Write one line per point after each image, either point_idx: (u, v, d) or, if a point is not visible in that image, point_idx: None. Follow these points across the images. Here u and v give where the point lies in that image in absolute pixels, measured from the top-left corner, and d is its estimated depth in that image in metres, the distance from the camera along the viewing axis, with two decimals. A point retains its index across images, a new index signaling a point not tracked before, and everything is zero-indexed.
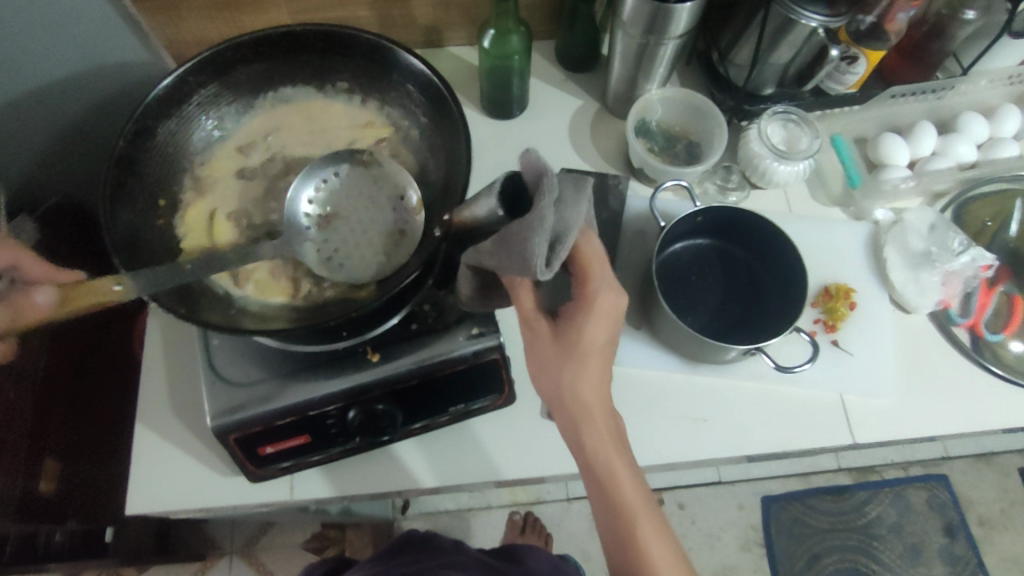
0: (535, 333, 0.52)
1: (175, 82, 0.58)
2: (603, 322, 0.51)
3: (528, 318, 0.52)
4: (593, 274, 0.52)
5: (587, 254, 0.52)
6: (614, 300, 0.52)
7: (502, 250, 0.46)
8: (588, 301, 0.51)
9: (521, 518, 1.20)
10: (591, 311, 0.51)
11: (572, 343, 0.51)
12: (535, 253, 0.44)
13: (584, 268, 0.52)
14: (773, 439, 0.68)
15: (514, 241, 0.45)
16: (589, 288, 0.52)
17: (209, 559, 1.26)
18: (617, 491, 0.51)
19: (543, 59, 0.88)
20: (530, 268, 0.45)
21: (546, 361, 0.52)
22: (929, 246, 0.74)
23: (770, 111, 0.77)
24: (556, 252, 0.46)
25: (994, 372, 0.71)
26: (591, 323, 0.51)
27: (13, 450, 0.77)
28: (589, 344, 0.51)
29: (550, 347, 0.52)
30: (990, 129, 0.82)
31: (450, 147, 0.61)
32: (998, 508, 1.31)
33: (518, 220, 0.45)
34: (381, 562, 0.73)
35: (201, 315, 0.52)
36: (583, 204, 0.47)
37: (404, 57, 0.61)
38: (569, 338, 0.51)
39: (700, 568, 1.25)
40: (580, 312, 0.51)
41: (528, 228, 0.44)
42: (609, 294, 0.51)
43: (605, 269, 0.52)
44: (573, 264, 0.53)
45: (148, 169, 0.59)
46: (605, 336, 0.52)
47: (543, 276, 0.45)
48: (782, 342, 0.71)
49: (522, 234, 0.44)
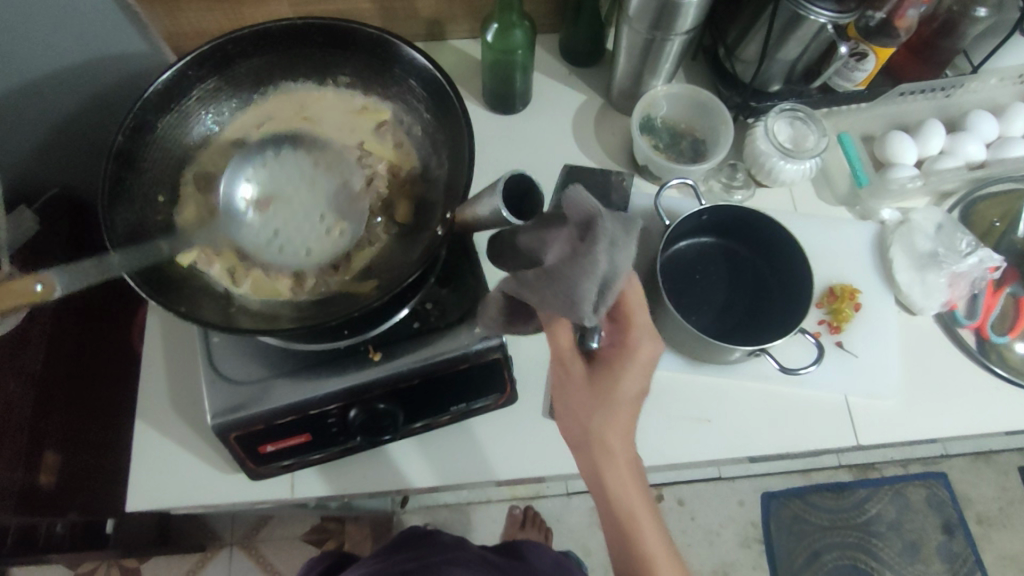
0: (568, 371, 0.51)
1: (174, 76, 0.57)
2: (640, 373, 0.51)
3: (564, 356, 0.51)
4: (635, 322, 0.51)
5: (631, 299, 0.51)
6: (654, 350, 0.51)
7: (547, 290, 0.43)
8: (628, 351, 0.51)
9: (520, 512, 1.20)
10: (630, 361, 0.50)
11: (607, 390, 0.50)
12: (586, 298, 0.42)
13: (627, 316, 0.51)
14: (776, 440, 0.67)
15: (561, 283, 0.42)
16: (631, 337, 0.51)
17: (208, 551, 1.26)
18: (636, 537, 0.52)
19: (548, 53, 0.87)
20: (576, 313, 0.42)
21: (577, 403, 0.51)
22: (935, 247, 0.74)
23: (777, 108, 0.75)
24: (607, 297, 0.43)
25: (999, 375, 0.70)
26: (630, 373, 0.50)
27: (13, 443, 0.76)
28: (624, 394, 0.50)
29: (583, 390, 0.51)
30: (999, 128, 0.81)
31: (452, 144, 0.60)
32: (997, 506, 1.31)
33: (569, 261, 0.42)
34: (382, 559, 0.72)
35: (199, 313, 0.51)
36: (639, 246, 0.44)
37: (404, 50, 0.60)
38: (605, 384, 0.50)
39: (700, 564, 1.25)
40: (619, 360, 0.51)
41: (579, 272, 0.42)
42: (650, 344, 0.51)
43: (646, 317, 0.52)
44: (613, 308, 0.52)
45: (148, 165, 0.58)
46: (639, 387, 0.51)
47: (589, 322, 0.43)
48: (787, 344, 0.71)
49: (571, 277, 0.42)
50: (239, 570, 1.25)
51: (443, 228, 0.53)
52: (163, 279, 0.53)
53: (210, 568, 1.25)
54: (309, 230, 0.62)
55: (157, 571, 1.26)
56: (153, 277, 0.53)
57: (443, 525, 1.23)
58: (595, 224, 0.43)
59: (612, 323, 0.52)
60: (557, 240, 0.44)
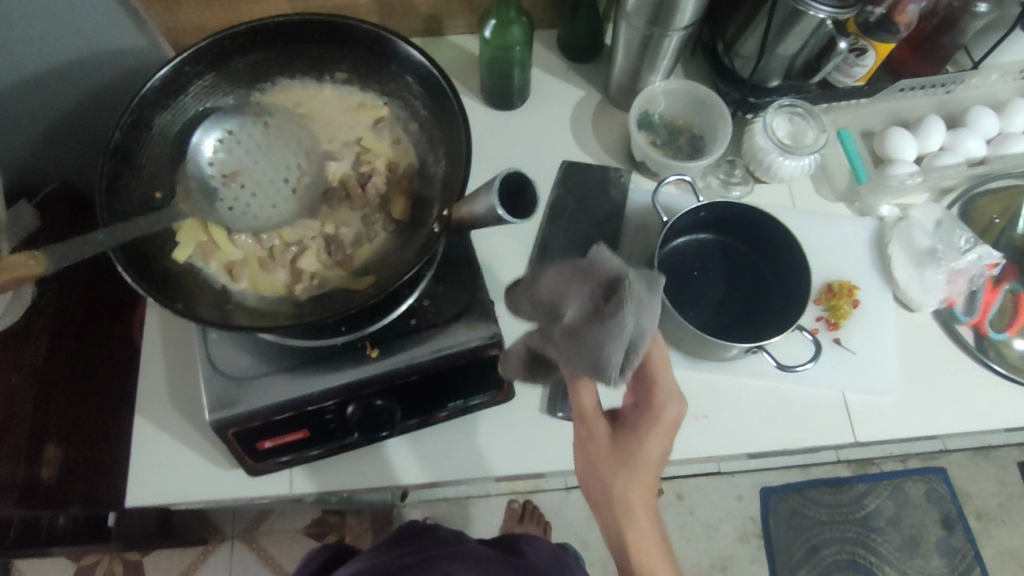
0: (591, 431, 0.54)
1: (171, 72, 0.57)
2: (664, 436, 0.54)
3: (586, 415, 0.54)
4: (660, 386, 0.54)
5: (657, 362, 0.55)
6: (677, 413, 0.54)
7: (575, 348, 0.46)
8: (654, 415, 0.54)
9: (519, 506, 1.20)
10: (655, 425, 0.53)
11: (631, 451, 0.53)
12: (612, 365, 0.45)
13: (652, 378, 0.54)
14: (774, 437, 0.67)
15: (589, 344, 0.45)
16: (657, 399, 0.54)
17: (210, 544, 1.27)
18: None
19: (546, 48, 0.87)
20: (603, 373, 0.45)
21: (600, 462, 0.54)
22: (934, 244, 0.73)
23: (776, 104, 0.76)
24: (631, 360, 0.46)
25: (997, 372, 0.70)
26: (654, 435, 0.53)
27: (14, 437, 0.76)
28: (646, 456, 0.53)
29: (606, 450, 0.54)
30: (999, 125, 0.81)
31: (448, 142, 0.60)
32: (996, 501, 1.32)
33: (598, 327, 0.45)
34: (381, 552, 0.72)
35: (196, 310, 0.52)
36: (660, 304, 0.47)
37: (401, 47, 0.60)
38: (629, 445, 0.53)
39: (698, 558, 1.26)
40: (645, 423, 0.54)
41: (606, 336, 0.45)
42: (674, 407, 0.54)
43: (671, 380, 0.55)
44: (640, 370, 0.56)
45: (145, 162, 0.58)
46: (662, 449, 0.54)
47: (615, 384, 0.46)
48: (785, 340, 0.71)
49: (599, 341, 0.45)
50: (240, 563, 1.26)
51: (440, 226, 0.53)
52: (160, 275, 0.54)
53: (212, 560, 1.26)
54: (302, 224, 0.62)
55: (159, 563, 1.27)
56: (150, 273, 0.53)
57: (443, 519, 1.24)
58: (621, 288, 0.46)
59: (640, 384, 0.56)
60: (583, 300, 0.47)
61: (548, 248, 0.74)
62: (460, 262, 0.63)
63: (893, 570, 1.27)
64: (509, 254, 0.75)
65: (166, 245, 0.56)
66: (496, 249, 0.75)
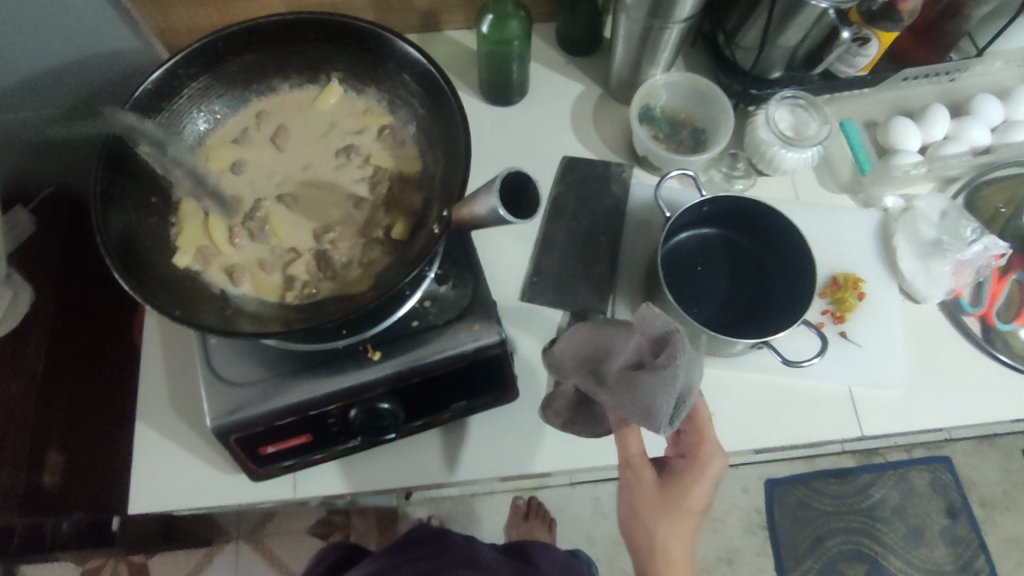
0: (638, 476, 0.59)
1: (164, 75, 0.56)
2: (707, 486, 0.59)
3: (632, 460, 0.59)
4: (705, 440, 0.60)
5: (702, 419, 0.60)
6: (720, 467, 0.60)
7: (627, 396, 0.53)
8: (698, 468, 0.59)
9: (524, 503, 1.20)
10: (698, 477, 0.59)
11: (675, 497, 0.58)
12: (663, 411, 0.50)
13: (699, 433, 0.60)
14: (782, 433, 0.67)
15: (642, 392, 0.52)
16: (703, 452, 0.60)
17: (215, 545, 1.27)
18: None
19: (544, 42, 0.85)
20: (653, 420, 0.51)
21: (645, 504, 0.58)
22: (940, 235, 0.73)
23: (778, 96, 0.75)
24: (680, 411, 0.52)
25: (1004, 362, 0.70)
26: (697, 486, 0.59)
27: (16, 442, 0.75)
28: (690, 504, 0.58)
29: (651, 492, 0.58)
30: (1004, 112, 0.80)
31: (446, 139, 0.59)
32: (1001, 489, 1.32)
33: (648, 376, 0.52)
34: (389, 556, 0.71)
35: (195, 317, 0.51)
36: (703, 364, 0.53)
37: (398, 44, 0.59)
38: (673, 492, 0.59)
39: (703, 550, 1.26)
40: (691, 474, 0.59)
41: (657, 386, 0.51)
42: (717, 462, 0.59)
43: (714, 434, 0.61)
44: (686, 424, 0.61)
45: (140, 166, 0.57)
46: (703, 499, 0.59)
47: (662, 430, 0.52)
48: (789, 334, 0.70)
49: (651, 389, 0.51)
50: (246, 564, 1.26)
51: (440, 226, 0.52)
52: (158, 282, 0.53)
53: (218, 561, 1.26)
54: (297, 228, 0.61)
55: (165, 566, 1.27)
56: (147, 281, 0.52)
57: (448, 517, 1.23)
58: (672, 342, 0.52)
59: (685, 437, 0.61)
60: (634, 352, 0.55)
61: (550, 246, 0.73)
62: (461, 261, 0.62)
63: (899, 560, 1.27)
64: (510, 251, 0.74)
65: (166, 251, 0.56)
66: (498, 248, 0.74)
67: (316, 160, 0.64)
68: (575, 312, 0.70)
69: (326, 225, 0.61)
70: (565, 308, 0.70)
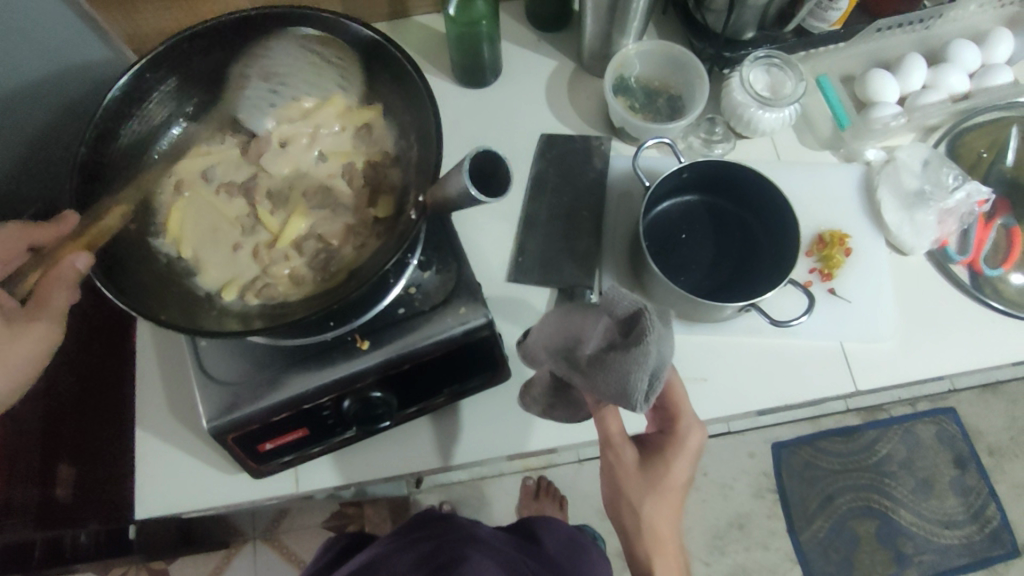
0: (620, 455, 0.60)
1: (130, 81, 0.56)
2: (687, 459, 0.60)
3: (613, 441, 0.59)
4: (683, 414, 0.60)
5: (678, 394, 0.60)
6: (698, 439, 0.61)
7: (601, 378, 0.53)
8: (679, 441, 0.60)
9: (533, 483, 1.21)
10: (680, 450, 0.60)
11: (657, 475, 0.60)
12: (636, 390, 0.50)
13: (675, 408, 0.60)
14: (774, 393, 0.67)
15: (615, 373, 0.51)
16: (680, 428, 0.60)
17: (233, 546, 1.29)
18: None
19: (514, 21, 0.85)
20: (629, 400, 0.51)
21: (627, 484, 0.60)
22: (923, 184, 0.72)
23: (752, 56, 0.74)
24: (654, 387, 0.51)
25: (995, 308, 0.70)
26: (679, 460, 0.60)
27: (25, 458, 0.74)
28: (672, 481, 0.60)
29: (634, 474, 0.60)
30: (982, 57, 0.79)
31: (419, 125, 0.58)
32: (1007, 436, 1.32)
33: (620, 355, 0.51)
34: (397, 538, 0.72)
35: (180, 319, 0.51)
36: (674, 335, 0.53)
37: (363, 33, 0.58)
38: (655, 470, 0.60)
39: (713, 516, 1.27)
40: (670, 449, 0.60)
41: (630, 365, 0.50)
42: (696, 435, 0.60)
43: (691, 407, 0.61)
44: (665, 399, 0.60)
45: (115, 173, 0.57)
46: (685, 473, 0.61)
47: (640, 408, 0.52)
48: (777, 295, 0.70)
49: (624, 369, 0.51)
50: (264, 562, 1.28)
51: (417, 213, 0.51)
52: (142, 287, 0.52)
53: (236, 561, 1.28)
54: (240, 255, 0.58)
55: (184, 571, 1.28)
56: (133, 288, 0.52)
57: (459, 501, 1.25)
58: (639, 319, 0.52)
59: (663, 413, 0.61)
60: (603, 333, 0.54)
61: (533, 224, 0.73)
62: (443, 246, 0.62)
63: (908, 514, 1.28)
64: (493, 233, 0.74)
65: (147, 255, 0.56)
66: (481, 230, 0.74)
67: (291, 154, 0.63)
68: (561, 288, 0.70)
69: (269, 242, 0.59)
70: (550, 285, 0.71)
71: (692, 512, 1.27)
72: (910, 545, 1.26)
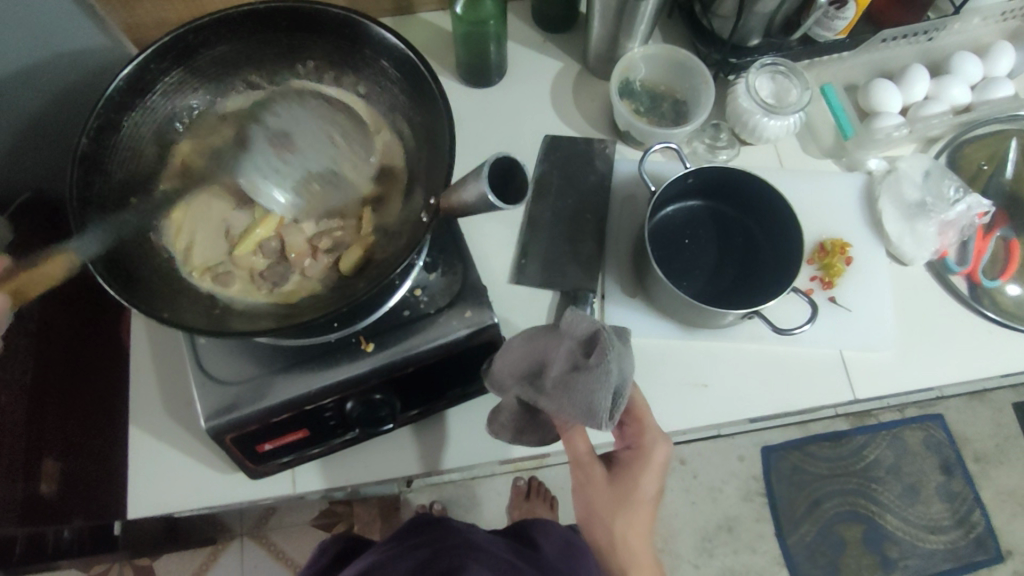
0: (589, 474, 0.60)
1: (136, 71, 0.55)
2: (654, 474, 0.60)
3: (581, 460, 0.60)
4: (646, 425, 0.60)
5: (640, 406, 0.60)
6: (664, 453, 0.60)
7: (568, 399, 0.53)
8: (645, 454, 0.60)
9: (524, 484, 1.20)
10: (647, 464, 0.60)
11: (626, 491, 0.60)
12: (602, 407, 0.52)
13: (639, 422, 0.60)
14: (772, 400, 0.67)
15: (579, 393, 0.52)
16: (646, 441, 0.60)
17: (220, 543, 1.27)
18: None
19: (521, 21, 0.84)
20: (595, 418, 0.52)
21: (600, 504, 0.60)
22: (924, 196, 0.73)
23: (758, 64, 0.74)
24: (619, 403, 0.53)
25: (990, 318, 0.70)
26: (646, 476, 0.60)
27: (9, 453, 0.71)
28: (641, 494, 0.60)
29: (604, 490, 0.60)
30: (984, 70, 0.80)
31: (427, 126, 0.58)
32: (993, 443, 1.34)
33: (583, 374, 0.53)
34: (392, 545, 0.71)
35: (184, 318, 0.50)
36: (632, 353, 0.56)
37: (374, 31, 0.58)
38: (624, 486, 0.60)
39: (703, 519, 1.28)
40: (637, 463, 0.60)
41: (593, 384, 0.52)
42: (662, 447, 0.60)
43: (654, 419, 0.60)
44: (628, 415, 0.61)
45: (118, 166, 0.55)
46: (654, 486, 0.60)
47: (605, 425, 0.53)
48: (781, 303, 0.70)
49: (590, 387, 0.52)
50: (251, 559, 1.27)
51: (428, 215, 0.51)
52: (145, 285, 0.51)
53: (223, 558, 1.27)
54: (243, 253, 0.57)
55: (168, 569, 1.26)
56: (135, 284, 0.50)
57: (450, 501, 1.24)
58: (597, 338, 0.54)
59: (629, 428, 0.61)
60: (567, 356, 0.54)
61: (537, 227, 0.72)
62: (447, 249, 0.62)
63: (894, 518, 1.29)
64: (495, 234, 0.73)
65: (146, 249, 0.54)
66: (484, 231, 0.73)
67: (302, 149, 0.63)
68: (563, 292, 0.70)
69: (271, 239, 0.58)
70: (553, 289, 0.70)
71: (681, 515, 1.28)
72: (896, 550, 1.28)
